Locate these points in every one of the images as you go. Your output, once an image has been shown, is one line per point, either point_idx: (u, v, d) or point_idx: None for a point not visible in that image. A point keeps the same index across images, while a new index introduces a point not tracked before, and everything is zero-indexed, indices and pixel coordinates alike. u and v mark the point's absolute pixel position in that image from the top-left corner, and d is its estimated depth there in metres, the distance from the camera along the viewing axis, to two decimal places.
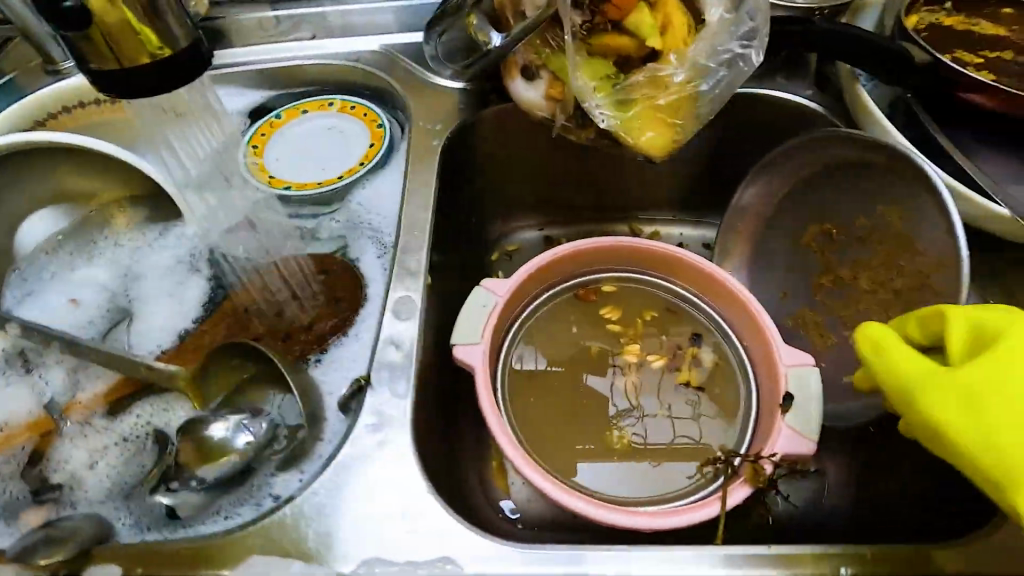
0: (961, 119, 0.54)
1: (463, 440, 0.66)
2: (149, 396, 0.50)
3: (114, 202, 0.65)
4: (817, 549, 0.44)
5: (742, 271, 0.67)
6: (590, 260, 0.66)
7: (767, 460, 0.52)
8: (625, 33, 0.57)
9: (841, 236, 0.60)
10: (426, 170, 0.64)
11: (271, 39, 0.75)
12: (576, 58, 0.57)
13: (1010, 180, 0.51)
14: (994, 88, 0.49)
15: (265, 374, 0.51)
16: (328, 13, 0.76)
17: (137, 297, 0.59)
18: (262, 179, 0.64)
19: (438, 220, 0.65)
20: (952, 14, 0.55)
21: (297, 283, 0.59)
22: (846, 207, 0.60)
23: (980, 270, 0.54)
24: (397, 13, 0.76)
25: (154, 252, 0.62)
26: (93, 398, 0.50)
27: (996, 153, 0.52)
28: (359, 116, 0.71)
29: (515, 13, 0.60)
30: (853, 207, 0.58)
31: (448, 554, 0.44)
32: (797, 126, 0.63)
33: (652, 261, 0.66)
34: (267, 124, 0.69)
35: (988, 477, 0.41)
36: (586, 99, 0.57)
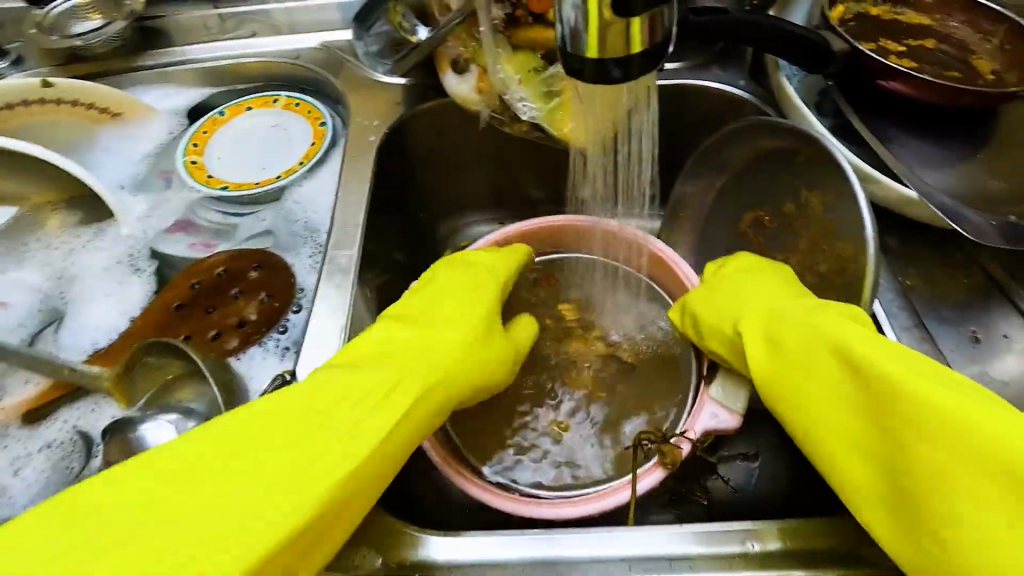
0: (879, 108, 0.62)
1: None
2: (75, 400, 0.52)
3: (47, 203, 0.67)
4: (730, 524, 0.43)
5: (687, 259, 0.72)
6: (532, 243, 0.65)
7: (683, 439, 0.47)
8: (549, 25, 0.56)
9: (773, 223, 0.64)
10: (362, 165, 0.64)
11: (212, 38, 0.82)
12: (498, 51, 0.56)
13: (920, 166, 0.58)
14: (908, 76, 0.58)
15: (188, 371, 0.51)
16: (272, 11, 0.82)
17: (71, 299, 0.60)
18: (201, 180, 0.68)
19: (378, 213, 0.64)
20: (878, 5, 0.69)
21: (223, 281, 0.60)
22: (776, 196, 0.63)
23: (896, 251, 0.58)
24: (341, 12, 0.82)
25: (89, 254, 0.63)
26: (17, 404, 0.52)
27: (907, 137, 0.60)
28: (303, 113, 0.74)
29: (441, 7, 0.59)
30: (782, 194, 0.62)
31: (370, 544, 0.43)
32: (733, 114, 0.69)
33: (594, 239, 0.63)
34: (210, 122, 0.74)
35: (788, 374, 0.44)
36: (509, 89, 0.57)
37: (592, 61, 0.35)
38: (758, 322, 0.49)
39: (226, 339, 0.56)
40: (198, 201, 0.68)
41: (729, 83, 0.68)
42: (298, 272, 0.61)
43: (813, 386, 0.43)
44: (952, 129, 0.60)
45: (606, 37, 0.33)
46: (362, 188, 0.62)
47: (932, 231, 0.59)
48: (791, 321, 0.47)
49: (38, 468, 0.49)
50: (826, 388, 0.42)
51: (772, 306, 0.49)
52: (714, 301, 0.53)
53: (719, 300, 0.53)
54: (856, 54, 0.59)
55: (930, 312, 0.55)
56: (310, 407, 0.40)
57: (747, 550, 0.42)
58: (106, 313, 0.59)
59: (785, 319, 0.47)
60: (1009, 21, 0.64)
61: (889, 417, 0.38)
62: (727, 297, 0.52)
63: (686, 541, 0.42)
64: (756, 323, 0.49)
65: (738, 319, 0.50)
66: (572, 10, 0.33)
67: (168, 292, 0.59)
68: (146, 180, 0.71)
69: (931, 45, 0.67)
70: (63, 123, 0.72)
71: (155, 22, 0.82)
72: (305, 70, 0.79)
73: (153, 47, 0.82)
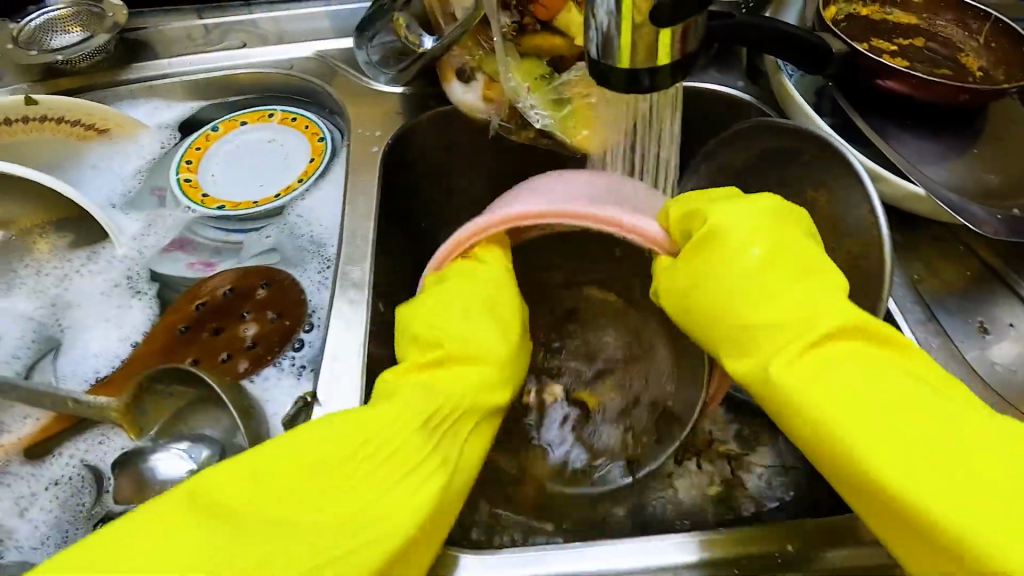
0: (877, 106, 0.63)
1: None
2: (82, 432, 0.49)
3: (36, 228, 0.64)
4: (764, 526, 0.41)
5: None
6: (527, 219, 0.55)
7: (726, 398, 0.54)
8: (555, 32, 0.57)
9: None
10: (366, 177, 0.63)
11: (198, 49, 0.80)
12: (508, 59, 0.56)
13: (919, 161, 0.59)
14: (905, 75, 0.59)
15: (203, 397, 0.49)
16: (259, 20, 0.81)
17: (69, 326, 0.57)
18: (196, 199, 0.66)
19: (384, 225, 0.63)
20: (867, 5, 0.71)
21: (224, 306, 0.58)
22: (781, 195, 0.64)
23: (901, 246, 0.60)
24: (332, 20, 0.82)
25: (85, 279, 0.60)
26: (17, 440, 0.49)
27: (904, 134, 0.61)
28: (300, 127, 0.72)
29: (445, 15, 0.59)
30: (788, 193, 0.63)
31: None
32: (734, 115, 0.70)
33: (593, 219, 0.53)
34: (203, 138, 0.71)
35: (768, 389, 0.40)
36: (521, 97, 0.57)
37: (627, 70, 0.34)
38: (739, 308, 0.42)
39: (237, 362, 0.54)
40: (196, 220, 0.66)
41: (728, 85, 0.69)
42: (308, 290, 0.59)
43: (787, 422, 0.39)
44: (948, 125, 0.62)
45: (635, 43, 0.33)
46: (369, 200, 0.61)
47: (934, 224, 0.61)
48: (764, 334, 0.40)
49: (46, 508, 0.46)
50: (800, 431, 0.38)
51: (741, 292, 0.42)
52: (682, 278, 0.45)
53: (697, 274, 0.44)
54: (853, 55, 0.61)
55: (939, 304, 0.56)
56: (354, 442, 0.41)
57: (786, 551, 0.40)
58: (107, 339, 0.56)
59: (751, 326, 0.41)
60: (993, 18, 0.66)
61: (861, 493, 0.36)
62: (697, 275, 0.44)
63: (722, 547, 0.40)
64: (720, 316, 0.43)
65: (699, 311, 0.44)
66: (606, 15, 0.33)
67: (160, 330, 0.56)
68: (139, 199, 0.69)
69: (920, 43, 0.69)
70: (47, 141, 0.69)
71: (139, 33, 0.80)
72: (298, 79, 0.77)
73: (137, 60, 0.79)
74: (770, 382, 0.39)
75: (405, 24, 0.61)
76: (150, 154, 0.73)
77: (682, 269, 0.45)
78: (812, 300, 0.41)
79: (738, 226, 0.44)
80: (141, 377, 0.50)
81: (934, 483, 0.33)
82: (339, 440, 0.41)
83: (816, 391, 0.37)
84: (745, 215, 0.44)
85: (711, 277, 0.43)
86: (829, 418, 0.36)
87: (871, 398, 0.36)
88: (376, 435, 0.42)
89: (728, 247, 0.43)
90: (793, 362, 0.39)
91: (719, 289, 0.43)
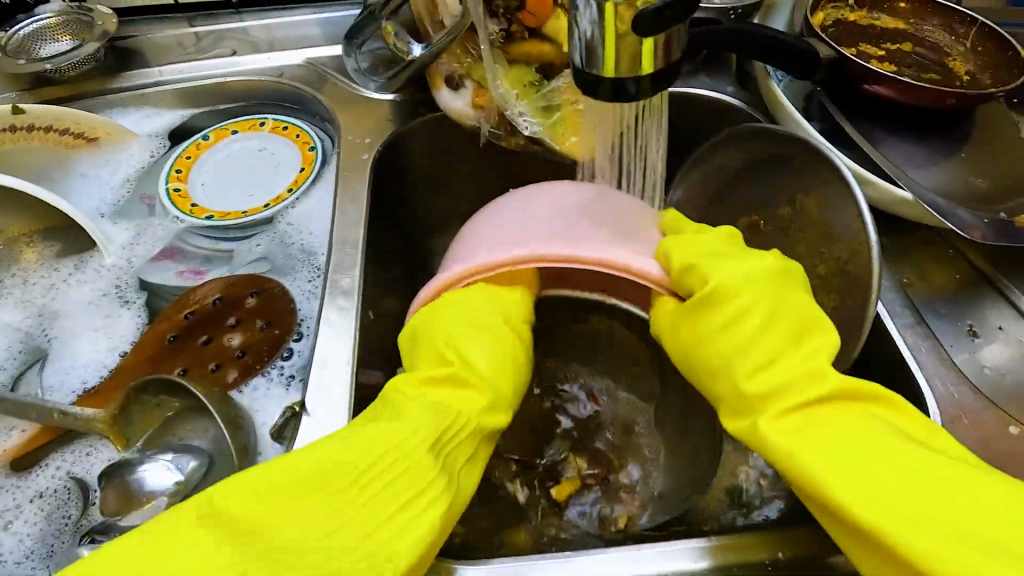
0: (865, 111, 0.64)
1: None
2: (69, 443, 0.49)
3: (23, 237, 0.63)
4: (755, 533, 0.41)
5: None
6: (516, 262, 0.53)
7: None
8: (544, 39, 0.57)
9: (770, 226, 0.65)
10: (356, 185, 0.63)
11: (188, 57, 0.80)
12: (496, 67, 0.56)
13: (908, 166, 0.60)
14: (892, 80, 0.59)
15: (191, 407, 0.49)
16: (250, 28, 0.81)
17: (56, 336, 0.57)
18: (185, 209, 0.66)
19: (375, 232, 0.63)
20: (855, 11, 0.71)
21: (214, 316, 0.57)
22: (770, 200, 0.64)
23: (891, 250, 0.60)
24: (322, 27, 0.82)
25: (72, 288, 0.60)
26: (2, 452, 0.48)
27: (893, 139, 0.62)
28: (290, 136, 0.72)
29: (433, 22, 0.59)
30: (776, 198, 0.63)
31: None
32: (724, 120, 0.70)
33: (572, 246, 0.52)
34: (193, 147, 0.71)
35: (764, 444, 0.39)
36: (510, 104, 0.57)
37: (613, 79, 0.34)
38: (738, 360, 0.41)
39: (226, 372, 0.53)
40: (185, 230, 0.65)
41: (718, 90, 0.69)
42: (297, 299, 0.59)
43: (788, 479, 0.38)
44: (936, 129, 0.62)
45: (618, 54, 0.33)
46: (358, 208, 0.61)
47: (922, 228, 0.61)
48: (754, 387, 0.40)
49: (30, 521, 0.45)
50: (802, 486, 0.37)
51: (739, 347, 0.41)
52: (679, 328, 0.44)
53: (693, 324, 0.43)
54: (841, 60, 0.61)
55: (928, 307, 0.57)
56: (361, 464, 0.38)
57: (776, 558, 0.40)
58: (95, 349, 0.55)
59: (745, 380, 0.40)
60: (980, 23, 0.66)
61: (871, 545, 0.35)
62: (696, 330, 0.43)
63: (714, 555, 0.40)
64: (712, 368, 0.42)
65: (696, 361, 0.44)
66: (589, 23, 0.33)
67: (152, 336, 0.56)
68: (128, 208, 0.68)
69: (908, 48, 0.69)
70: (36, 150, 0.69)
71: (130, 42, 0.80)
72: (288, 86, 0.77)
73: (127, 67, 0.79)
74: (756, 436, 0.39)
75: (394, 33, 0.61)
76: (139, 162, 0.73)
77: (683, 320, 0.44)
78: (812, 357, 0.41)
79: (731, 275, 0.43)
80: (128, 389, 0.50)
81: (937, 539, 0.32)
82: (328, 466, 0.38)
83: (799, 446, 0.37)
84: (750, 270, 0.43)
85: (709, 332, 0.42)
86: (811, 471, 0.36)
87: (863, 458, 0.35)
88: (383, 451, 0.39)
89: (728, 302, 0.42)
90: (781, 419, 0.39)
91: (716, 343, 0.42)
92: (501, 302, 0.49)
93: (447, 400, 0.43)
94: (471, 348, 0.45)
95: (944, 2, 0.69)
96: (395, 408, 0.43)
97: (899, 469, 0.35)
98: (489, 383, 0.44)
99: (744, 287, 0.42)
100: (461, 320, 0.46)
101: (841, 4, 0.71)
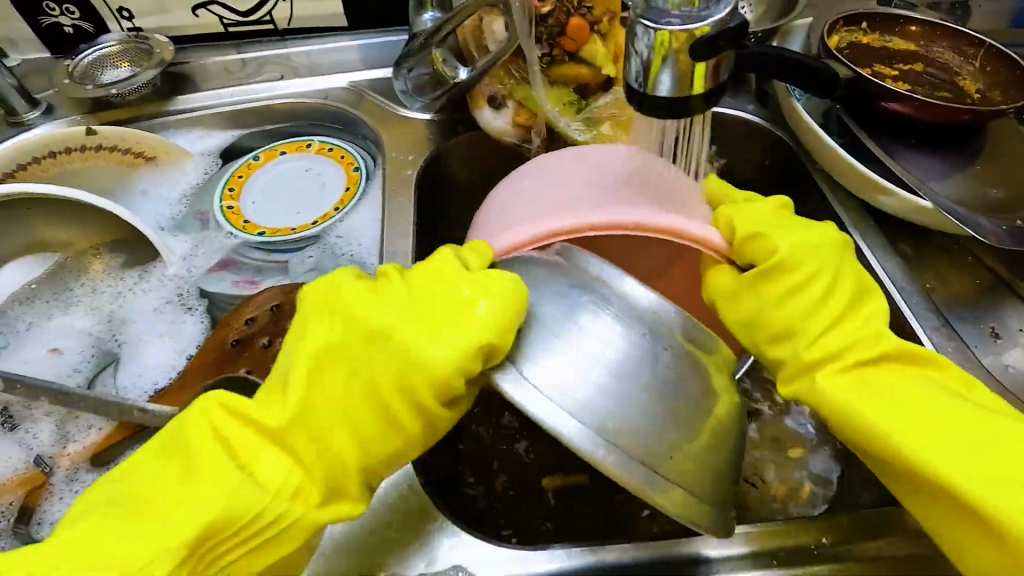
0: (882, 126, 0.67)
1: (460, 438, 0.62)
2: (144, 440, 0.52)
3: (88, 249, 0.67)
4: (798, 520, 0.43)
5: None
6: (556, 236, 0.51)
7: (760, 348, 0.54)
8: (581, 63, 0.61)
9: None
10: (401, 199, 0.66)
11: (236, 81, 0.85)
12: (541, 88, 0.62)
13: (924, 178, 0.63)
14: (909, 98, 0.63)
15: None
16: (293, 54, 0.86)
17: (124, 341, 0.60)
18: (238, 225, 0.70)
19: (419, 242, 0.66)
20: (868, 33, 0.76)
21: (273, 318, 0.61)
22: None
23: (912, 257, 0.63)
24: (361, 52, 0.87)
25: (137, 297, 0.64)
26: (82, 449, 0.52)
27: (909, 153, 0.65)
28: (336, 156, 0.76)
29: (480, 48, 0.64)
30: None
31: (459, 562, 0.42)
32: (747, 136, 0.74)
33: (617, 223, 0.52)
34: (245, 166, 0.76)
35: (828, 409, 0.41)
36: (553, 120, 0.61)
37: (668, 97, 0.38)
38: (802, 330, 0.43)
39: None
40: (239, 244, 0.69)
41: (739, 109, 0.73)
42: None
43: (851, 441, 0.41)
44: (949, 144, 0.66)
45: (669, 79, 0.37)
46: (405, 220, 0.64)
47: (941, 236, 0.64)
48: (815, 353, 0.42)
49: None
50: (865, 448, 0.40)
51: (793, 317, 0.43)
52: (739, 298, 0.45)
53: (756, 295, 0.45)
54: (858, 80, 0.65)
55: (949, 310, 0.59)
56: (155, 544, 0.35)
57: (820, 543, 0.42)
58: (162, 353, 0.59)
59: (810, 350, 0.43)
60: (987, 45, 0.71)
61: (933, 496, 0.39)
62: (756, 300, 0.44)
63: (760, 540, 0.42)
64: (773, 338, 0.44)
65: (751, 329, 0.46)
66: (645, 46, 0.37)
67: (217, 336, 0.59)
68: (185, 223, 0.73)
69: (919, 68, 0.74)
70: (101, 169, 0.73)
71: (182, 68, 0.85)
72: (332, 108, 0.82)
73: (179, 92, 0.84)
74: (818, 397, 0.42)
75: (442, 58, 0.66)
76: (195, 180, 0.77)
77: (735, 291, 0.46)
78: (865, 323, 0.44)
79: (795, 245, 0.44)
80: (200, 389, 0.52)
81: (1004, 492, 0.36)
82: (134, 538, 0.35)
83: (861, 404, 0.40)
84: (805, 238, 0.45)
85: (762, 299, 0.44)
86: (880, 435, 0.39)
87: (924, 419, 0.39)
88: (164, 539, 0.35)
89: (787, 275, 0.44)
90: (836, 379, 0.41)
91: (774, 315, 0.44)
92: (409, 330, 0.40)
93: (267, 474, 0.38)
94: (316, 405, 0.39)
95: (952, 25, 0.74)
96: (203, 462, 0.38)
97: (951, 424, 0.39)
98: (325, 465, 0.39)
99: (801, 257, 0.45)
100: (357, 355, 0.40)
101: (855, 27, 0.76)
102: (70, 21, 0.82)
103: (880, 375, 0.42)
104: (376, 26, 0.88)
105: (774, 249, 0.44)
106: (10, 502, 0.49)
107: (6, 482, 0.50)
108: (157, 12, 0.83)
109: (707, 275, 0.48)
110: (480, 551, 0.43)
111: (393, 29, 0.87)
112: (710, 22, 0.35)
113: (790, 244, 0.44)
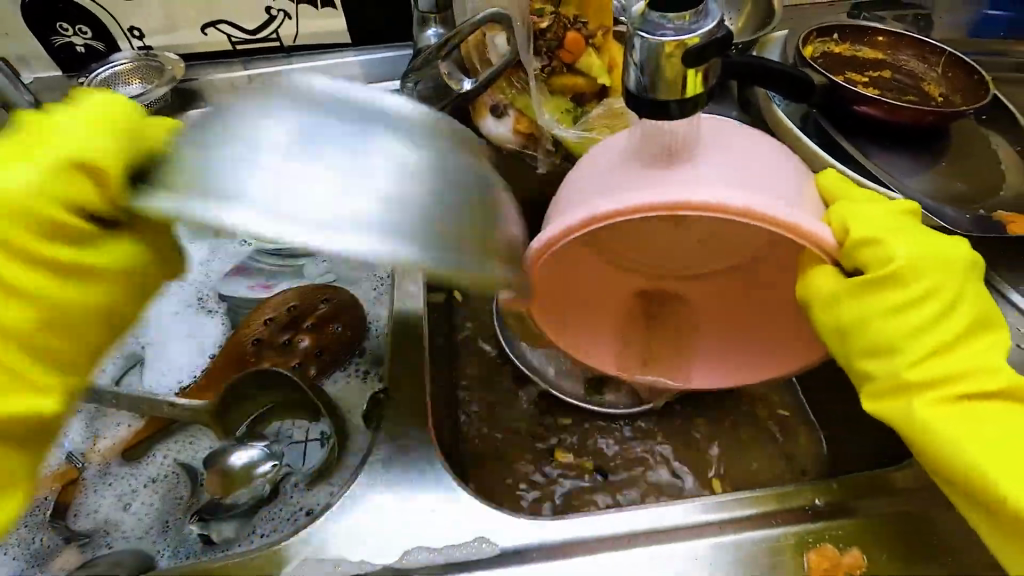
0: (857, 128, 0.73)
1: (468, 426, 0.65)
2: (173, 434, 0.54)
3: None
4: (790, 485, 0.47)
5: None
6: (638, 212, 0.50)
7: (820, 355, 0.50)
8: (578, 74, 0.66)
9: None
10: None
11: None
12: (541, 97, 0.66)
13: (895, 174, 0.69)
14: (878, 102, 0.69)
15: (289, 400, 0.55)
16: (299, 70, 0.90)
17: (148, 343, 0.63)
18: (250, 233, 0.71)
19: None
20: (840, 43, 0.82)
21: (293, 318, 0.63)
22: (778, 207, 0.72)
23: None
24: (364, 67, 0.91)
25: (158, 300, 0.66)
26: (114, 444, 0.54)
27: (880, 151, 0.71)
28: None
29: (483, 62, 0.69)
30: None
31: (483, 533, 0.46)
32: None
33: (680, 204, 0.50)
34: None
35: (909, 429, 0.42)
36: (553, 128, 0.66)
37: (664, 100, 0.42)
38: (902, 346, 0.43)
39: (307, 369, 0.60)
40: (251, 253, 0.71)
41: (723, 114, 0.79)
42: (365, 301, 0.66)
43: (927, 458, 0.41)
44: (917, 143, 0.72)
45: (666, 84, 0.41)
46: None
47: None
48: (916, 372, 0.42)
49: (148, 502, 0.51)
50: (942, 468, 0.40)
51: (890, 329, 0.43)
52: (840, 306, 0.44)
53: (861, 304, 0.43)
54: (833, 86, 0.70)
55: None
56: None
57: (814, 505, 0.46)
58: (187, 353, 0.62)
59: (909, 366, 0.42)
60: (948, 53, 0.77)
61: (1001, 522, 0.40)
62: (861, 306, 0.43)
63: (758, 503, 0.46)
64: (869, 351, 0.44)
65: (842, 334, 0.45)
66: (643, 57, 0.41)
67: (242, 328, 0.62)
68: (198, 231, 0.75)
69: (887, 75, 0.80)
70: None
71: (192, 84, 0.89)
72: None
73: (190, 107, 0.87)
74: (911, 417, 0.41)
75: (446, 70, 0.70)
76: None
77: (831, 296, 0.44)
78: (976, 352, 0.43)
79: (910, 260, 0.43)
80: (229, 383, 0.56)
81: None
82: None
83: (959, 433, 0.40)
84: (924, 252, 0.44)
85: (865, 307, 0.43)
86: (966, 461, 0.39)
87: (1007, 447, 0.40)
88: None
89: (899, 289, 0.43)
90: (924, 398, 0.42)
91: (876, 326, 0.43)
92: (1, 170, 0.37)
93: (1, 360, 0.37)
94: None
95: (916, 35, 0.80)
96: None
97: None
98: None
99: (913, 274, 0.44)
100: None
101: (827, 38, 0.81)
102: (82, 40, 0.85)
103: (975, 405, 0.42)
104: (378, 42, 0.92)
105: (894, 260, 0.43)
106: (45, 496, 0.51)
107: (39, 478, 0.52)
108: (169, 31, 0.86)
109: (805, 273, 0.47)
110: (503, 526, 0.46)
111: (394, 45, 0.92)
112: (700, 33, 0.40)
113: (905, 258, 0.43)
